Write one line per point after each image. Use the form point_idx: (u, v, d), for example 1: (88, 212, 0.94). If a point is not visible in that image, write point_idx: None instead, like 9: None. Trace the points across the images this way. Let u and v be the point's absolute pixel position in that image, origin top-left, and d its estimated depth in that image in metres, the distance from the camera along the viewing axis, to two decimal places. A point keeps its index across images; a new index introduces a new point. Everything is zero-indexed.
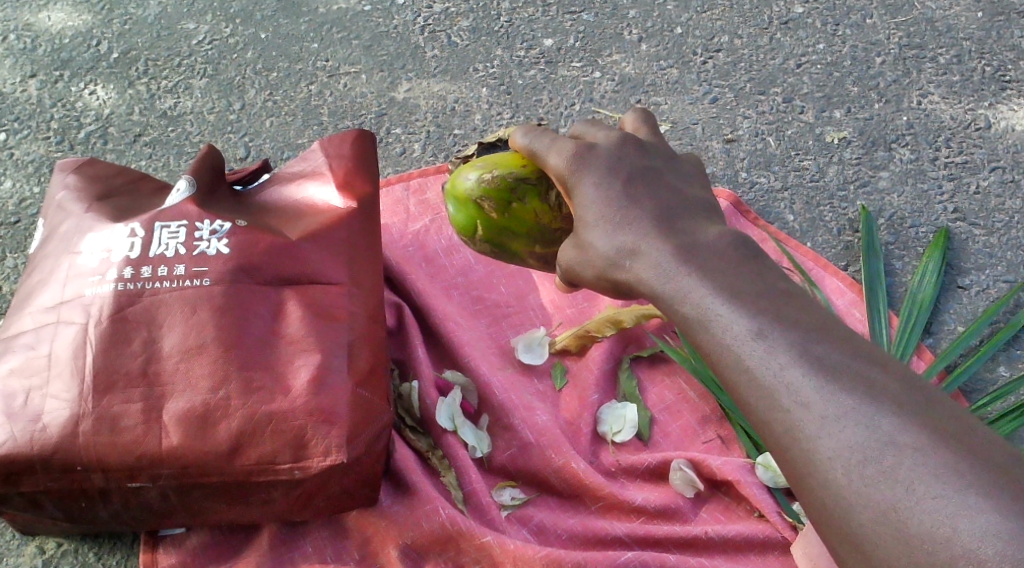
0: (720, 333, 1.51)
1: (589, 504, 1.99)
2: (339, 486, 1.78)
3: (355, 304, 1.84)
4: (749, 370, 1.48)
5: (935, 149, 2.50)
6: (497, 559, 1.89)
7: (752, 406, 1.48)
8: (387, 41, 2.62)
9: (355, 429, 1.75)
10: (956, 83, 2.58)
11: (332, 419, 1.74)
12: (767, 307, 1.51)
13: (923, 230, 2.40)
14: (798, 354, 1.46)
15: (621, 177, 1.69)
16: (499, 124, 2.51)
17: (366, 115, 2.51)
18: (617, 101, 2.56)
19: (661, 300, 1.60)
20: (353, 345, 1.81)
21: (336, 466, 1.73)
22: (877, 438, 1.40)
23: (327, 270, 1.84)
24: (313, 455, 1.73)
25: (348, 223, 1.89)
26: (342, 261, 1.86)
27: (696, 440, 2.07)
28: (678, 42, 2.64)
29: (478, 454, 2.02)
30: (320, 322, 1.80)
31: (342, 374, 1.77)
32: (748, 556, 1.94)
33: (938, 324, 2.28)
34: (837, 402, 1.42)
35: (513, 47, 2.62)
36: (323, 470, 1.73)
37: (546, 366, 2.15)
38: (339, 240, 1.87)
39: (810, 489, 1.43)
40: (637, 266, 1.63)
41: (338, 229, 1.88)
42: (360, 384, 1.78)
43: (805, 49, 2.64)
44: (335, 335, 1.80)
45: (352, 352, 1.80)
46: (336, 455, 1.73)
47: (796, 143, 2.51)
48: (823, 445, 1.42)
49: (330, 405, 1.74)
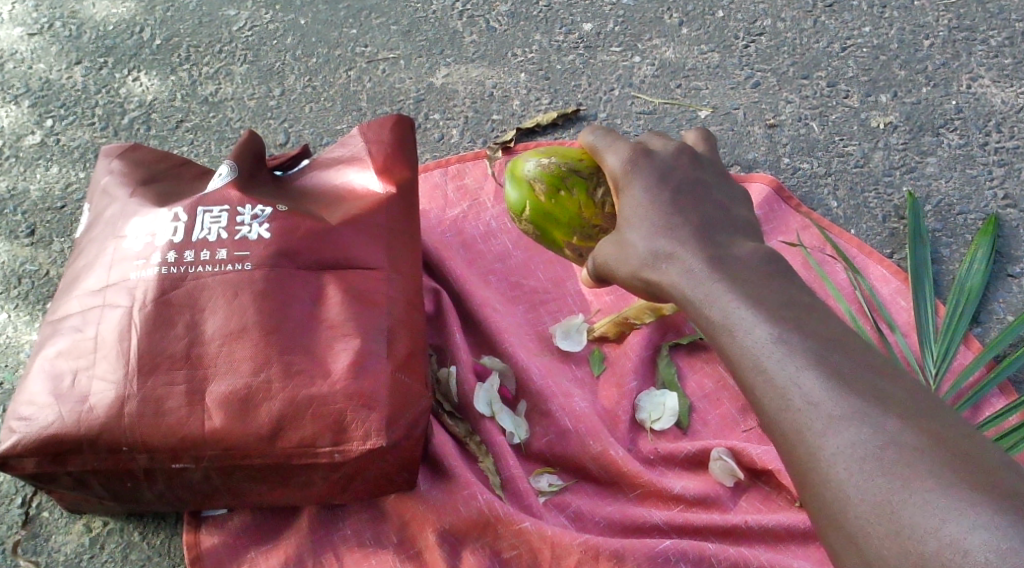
0: (740, 336, 1.58)
1: (628, 492, 1.99)
2: (378, 471, 1.79)
3: (395, 289, 1.84)
4: (767, 372, 1.54)
5: (984, 133, 2.47)
6: (534, 545, 1.90)
7: (764, 405, 1.54)
8: (426, 26, 2.62)
9: (394, 413, 1.76)
10: (1008, 66, 2.54)
11: (372, 404, 1.75)
12: (788, 314, 1.57)
13: (971, 217, 2.37)
14: (812, 360, 1.52)
15: (670, 187, 1.77)
16: (538, 110, 2.52)
17: (405, 101, 2.53)
18: (657, 86, 2.55)
19: (687, 302, 1.66)
20: (392, 330, 1.81)
21: (375, 451, 1.75)
22: (879, 437, 1.45)
23: (367, 255, 1.85)
24: (353, 439, 1.74)
25: (387, 209, 1.89)
26: (380, 245, 1.86)
27: (736, 429, 2.07)
28: (720, 26, 2.62)
29: (516, 440, 2.03)
30: (359, 307, 1.80)
31: (381, 359, 1.78)
32: (788, 546, 1.93)
33: (987, 313, 2.25)
34: (846, 403, 1.48)
35: (553, 32, 2.61)
36: (363, 455, 1.74)
37: (585, 353, 2.15)
38: (379, 225, 1.87)
39: (813, 484, 1.49)
40: (671, 270, 1.70)
41: (377, 214, 1.88)
42: (401, 370, 1.79)
43: (850, 32, 2.60)
44: (374, 319, 1.80)
45: (391, 338, 1.80)
46: (375, 440, 1.74)
47: (840, 128, 2.49)
48: (828, 442, 1.48)
49: (369, 390, 1.75)
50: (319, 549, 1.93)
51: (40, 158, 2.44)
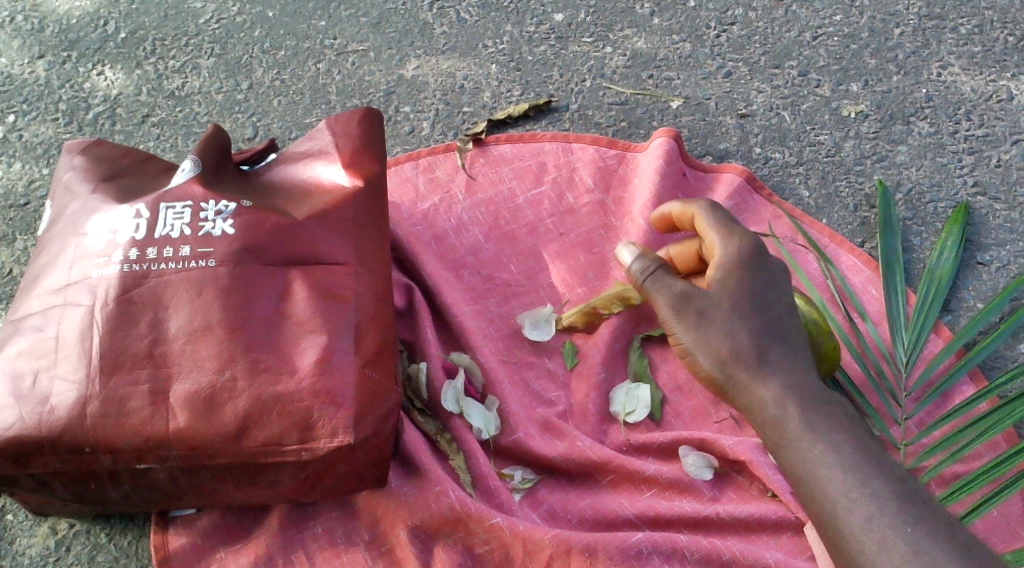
0: (757, 396, 1.78)
1: (600, 480, 1.98)
2: (347, 468, 1.77)
3: (362, 284, 1.82)
4: (778, 427, 1.74)
5: (955, 121, 2.47)
6: (505, 542, 1.89)
7: (785, 459, 1.73)
8: (396, 17, 2.61)
9: (361, 410, 1.74)
10: (977, 54, 2.55)
11: (339, 401, 1.73)
12: (794, 383, 1.77)
13: (942, 205, 2.37)
14: (805, 407, 1.74)
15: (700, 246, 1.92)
16: (509, 102, 2.50)
17: (375, 94, 2.51)
18: (629, 76, 2.54)
19: (732, 379, 1.80)
20: (360, 326, 1.79)
21: (342, 448, 1.72)
22: (866, 488, 1.64)
23: (333, 250, 1.82)
24: (319, 436, 1.72)
25: (355, 203, 1.87)
26: (347, 239, 1.84)
27: (708, 420, 2.06)
28: (692, 16, 2.62)
29: (484, 437, 2.00)
30: (325, 303, 1.78)
31: (348, 355, 1.76)
32: (761, 537, 1.92)
33: (956, 301, 2.22)
34: (841, 456, 1.68)
35: (523, 23, 2.61)
36: (330, 452, 1.72)
37: (557, 345, 2.14)
38: (346, 219, 1.85)
39: (824, 529, 1.66)
40: (690, 317, 1.84)
41: (345, 208, 1.86)
42: (369, 366, 1.77)
43: (821, 21, 2.60)
44: (341, 315, 1.78)
45: (359, 334, 1.78)
46: (342, 438, 1.72)
47: (812, 118, 2.48)
48: (829, 491, 1.66)
49: (336, 386, 1.73)
50: (289, 548, 1.90)
51: (3, 154, 2.41)
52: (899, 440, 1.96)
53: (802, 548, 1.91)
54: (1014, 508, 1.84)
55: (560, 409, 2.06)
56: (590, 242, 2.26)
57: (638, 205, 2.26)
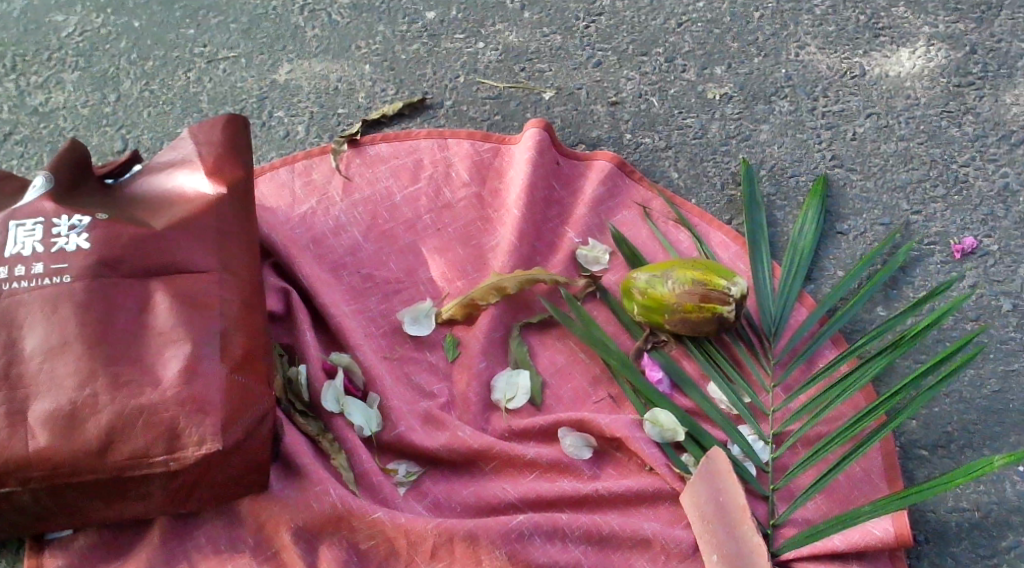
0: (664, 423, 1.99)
1: (483, 467, 2.02)
2: (222, 475, 1.78)
3: (227, 290, 1.82)
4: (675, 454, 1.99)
5: (812, 99, 2.52)
6: (389, 535, 1.91)
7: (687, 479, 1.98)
8: (267, 22, 2.63)
9: (230, 416, 1.74)
10: (832, 33, 2.60)
11: (205, 409, 1.73)
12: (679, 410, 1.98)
13: (802, 179, 2.42)
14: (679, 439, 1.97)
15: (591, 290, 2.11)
16: (384, 101, 2.53)
17: (248, 100, 2.53)
18: (501, 70, 2.58)
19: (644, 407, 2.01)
20: (225, 332, 1.79)
21: (211, 455, 1.73)
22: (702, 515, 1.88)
23: (195, 258, 1.82)
24: (186, 446, 1.72)
25: (216, 210, 1.86)
26: (210, 247, 1.84)
27: (588, 401, 2.11)
28: (561, 8, 2.66)
29: (366, 434, 2.02)
30: (188, 311, 1.78)
31: (215, 362, 1.76)
32: (640, 510, 1.98)
33: (818, 270, 2.28)
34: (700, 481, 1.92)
35: (396, 22, 2.64)
36: (198, 461, 1.73)
37: (438, 338, 2.17)
38: (208, 227, 1.85)
39: None
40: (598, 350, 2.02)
41: (206, 216, 1.85)
42: (236, 371, 1.77)
43: (684, 8, 2.66)
44: (206, 322, 1.78)
45: (224, 340, 1.78)
46: (210, 445, 1.72)
47: (679, 102, 2.53)
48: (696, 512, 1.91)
49: (202, 394, 1.73)
50: (171, 560, 1.90)
51: None
52: (767, 406, 2.04)
53: (680, 518, 1.97)
54: (875, 461, 1.94)
55: (442, 400, 2.09)
56: (468, 235, 2.29)
57: (511, 194, 2.30)
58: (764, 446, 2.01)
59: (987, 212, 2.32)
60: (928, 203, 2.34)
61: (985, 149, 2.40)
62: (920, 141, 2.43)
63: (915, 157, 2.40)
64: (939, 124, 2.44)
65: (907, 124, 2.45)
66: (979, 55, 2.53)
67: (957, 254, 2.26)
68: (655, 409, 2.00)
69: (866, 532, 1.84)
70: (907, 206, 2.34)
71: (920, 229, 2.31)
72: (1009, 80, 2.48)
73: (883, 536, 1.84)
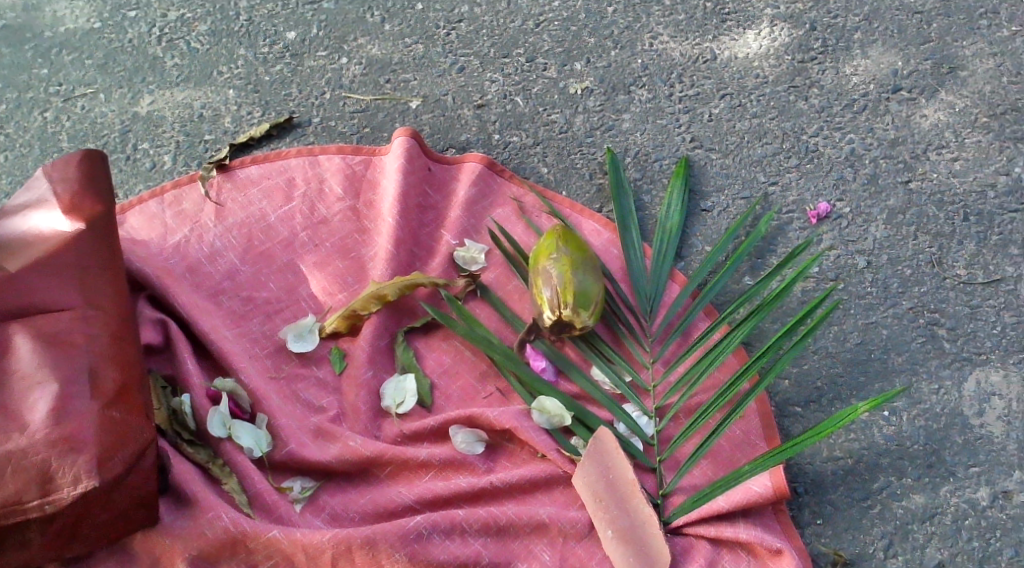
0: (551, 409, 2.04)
1: (378, 473, 2.04)
2: (106, 513, 1.80)
3: (92, 326, 1.84)
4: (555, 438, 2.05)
5: (669, 85, 2.58)
6: (287, 552, 1.92)
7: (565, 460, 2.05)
8: (124, 56, 2.64)
9: (105, 452, 1.76)
10: (682, 21, 2.66)
11: (79, 447, 1.74)
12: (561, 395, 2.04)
13: (666, 162, 2.48)
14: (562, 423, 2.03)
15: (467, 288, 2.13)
16: (251, 124, 2.53)
17: (110, 134, 2.52)
18: (367, 84, 2.60)
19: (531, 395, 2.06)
20: (94, 367, 1.80)
21: (89, 492, 1.75)
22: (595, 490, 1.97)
23: (58, 298, 1.84)
24: (61, 486, 1.73)
25: (76, 247, 1.88)
26: (72, 285, 1.85)
27: (477, 397, 2.14)
28: (420, 18, 2.69)
29: (258, 455, 2.03)
30: (54, 350, 1.78)
31: (85, 399, 1.77)
32: (536, 496, 2.03)
33: (687, 248, 2.36)
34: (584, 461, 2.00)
35: (257, 45, 2.65)
36: (75, 500, 1.74)
37: (323, 352, 2.18)
38: (67, 264, 1.87)
39: None
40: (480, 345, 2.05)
41: (66, 254, 1.87)
42: (108, 405, 1.79)
43: (541, 9, 2.70)
44: (73, 360, 1.79)
45: (94, 376, 1.79)
46: (86, 482, 1.74)
47: (543, 100, 2.57)
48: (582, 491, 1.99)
49: (74, 432, 1.75)
50: None
51: None
52: (648, 382, 2.11)
53: (574, 500, 2.02)
54: (753, 425, 2.08)
55: (332, 413, 2.11)
56: (346, 248, 2.30)
57: (385, 203, 2.31)
58: (648, 421, 2.08)
59: (838, 176, 2.42)
60: (784, 173, 2.43)
61: (832, 119, 2.50)
62: (772, 116, 2.51)
63: (769, 132, 2.49)
64: (787, 99, 2.53)
65: (758, 102, 2.53)
66: (818, 31, 2.62)
67: (814, 219, 2.36)
68: (541, 397, 2.05)
69: (747, 489, 1.96)
70: (764, 178, 2.43)
71: (779, 199, 2.40)
72: (847, 52, 2.58)
73: (762, 491, 1.96)
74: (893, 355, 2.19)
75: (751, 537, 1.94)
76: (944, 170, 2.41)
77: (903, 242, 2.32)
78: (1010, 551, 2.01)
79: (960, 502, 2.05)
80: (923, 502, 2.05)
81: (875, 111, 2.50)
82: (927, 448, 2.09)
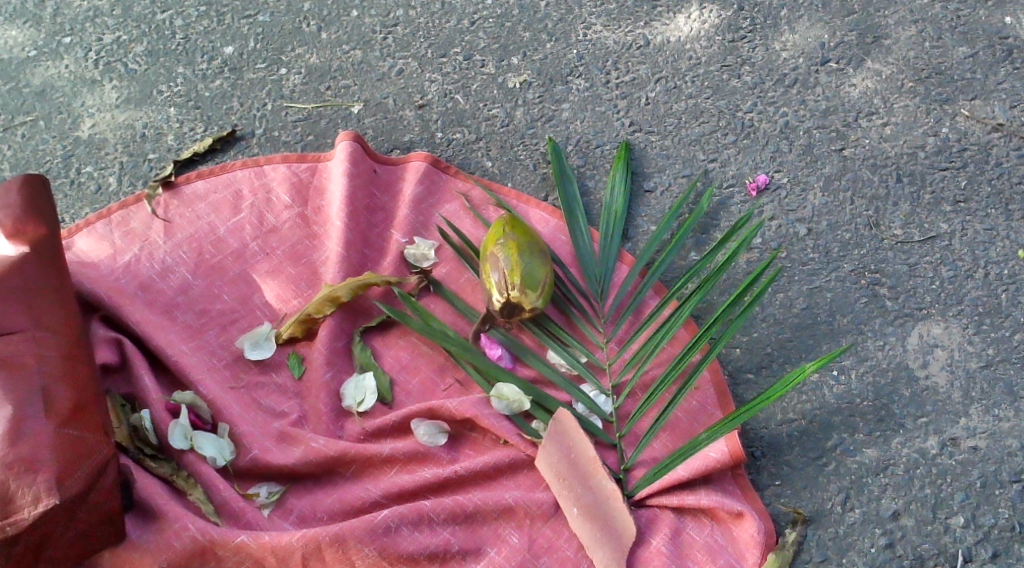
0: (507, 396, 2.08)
1: (344, 472, 2.07)
2: (69, 533, 1.81)
3: (43, 347, 1.85)
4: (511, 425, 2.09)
5: (605, 73, 2.62)
6: (256, 556, 1.93)
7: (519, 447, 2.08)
8: (61, 81, 2.64)
9: (62, 471, 1.78)
10: (614, 10, 2.71)
11: (37, 466, 1.76)
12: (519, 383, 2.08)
13: (607, 147, 2.51)
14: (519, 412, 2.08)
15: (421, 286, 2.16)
16: (193, 140, 2.54)
17: (52, 161, 2.52)
18: (307, 92, 2.62)
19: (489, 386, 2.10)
20: (47, 387, 1.81)
21: (50, 511, 1.76)
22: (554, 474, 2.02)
23: (8, 321, 1.84)
24: (21, 507, 1.74)
25: (22, 270, 1.89)
26: (20, 308, 1.86)
27: (436, 390, 2.17)
28: (357, 24, 2.72)
29: (221, 463, 2.04)
30: (6, 373, 1.79)
31: (40, 419, 1.79)
32: (501, 481, 2.06)
33: (633, 228, 2.40)
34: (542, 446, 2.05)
35: (195, 62, 2.66)
36: (35, 520, 1.75)
37: (281, 358, 2.19)
38: (15, 287, 1.87)
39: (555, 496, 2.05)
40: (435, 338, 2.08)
41: (13, 277, 1.88)
42: (63, 424, 1.81)
43: (475, 7, 2.73)
44: (26, 381, 1.80)
45: (48, 396, 1.81)
46: (47, 501, 1.75)
47: (482, 95, 2.60)
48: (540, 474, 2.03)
49: (32, 453, 1.76)
50: None
51: None
52: (603, 362, 2.15)
53: (539, 482, 2.06)
54: (706, 395, 2.13)
55: (294, 417, 2.12)
56: (297, 254, 2.31)
57: (333, 209, 2.33)
58: (606, 399, 2.13)
59: (774, 149, 2.47)
60: (721, 150, 2.48)
61: (764, 94, 2.55)
62: (707, 95, 2.56)
63: (704, 111, 2.54)
64: (720, 78, 2.58)
65: (693, 83, 2.58)
66: (746, 11, 2.67)
67: (754, 191, 2.41)
68: (498, 384, 2.08)
69: (705, 457, 2.02)
70: (703, 156, 2.48)
71: (718, 175, 2.45)
72: (775, 29, 2.64)
73: (719, 457, 2.02)
74: (838, 317, 2.24)
75: (712, 502, 1.99)
76: (875, 135, 2.47)
77: (841, 207, 2.38)
78: (960, 496, 2.06)
79: (911, 453, 2.10)
80: (876, 455, 2.10)
81: (805, 84, 2.55)
82: (876, 403, 2.15)
